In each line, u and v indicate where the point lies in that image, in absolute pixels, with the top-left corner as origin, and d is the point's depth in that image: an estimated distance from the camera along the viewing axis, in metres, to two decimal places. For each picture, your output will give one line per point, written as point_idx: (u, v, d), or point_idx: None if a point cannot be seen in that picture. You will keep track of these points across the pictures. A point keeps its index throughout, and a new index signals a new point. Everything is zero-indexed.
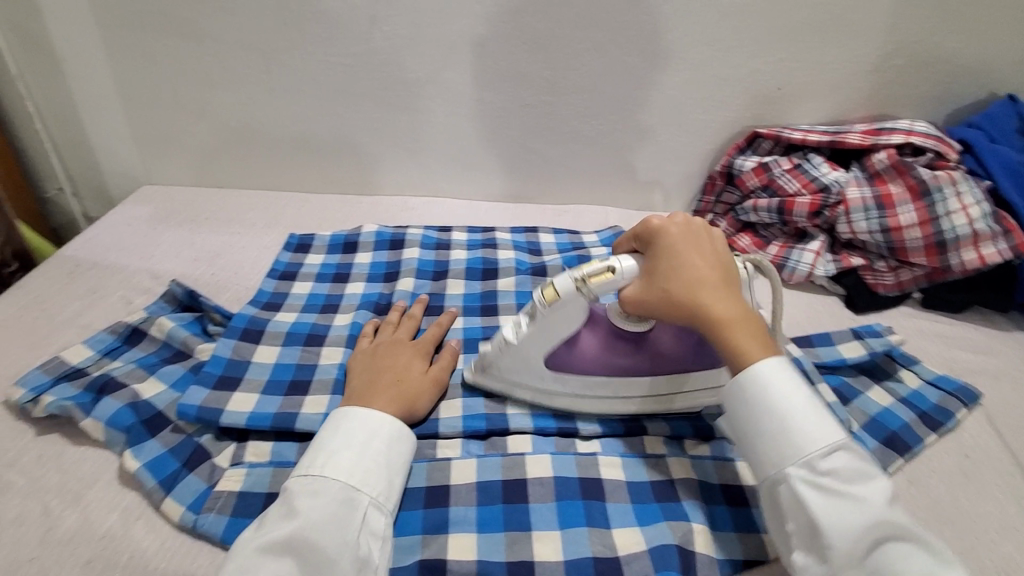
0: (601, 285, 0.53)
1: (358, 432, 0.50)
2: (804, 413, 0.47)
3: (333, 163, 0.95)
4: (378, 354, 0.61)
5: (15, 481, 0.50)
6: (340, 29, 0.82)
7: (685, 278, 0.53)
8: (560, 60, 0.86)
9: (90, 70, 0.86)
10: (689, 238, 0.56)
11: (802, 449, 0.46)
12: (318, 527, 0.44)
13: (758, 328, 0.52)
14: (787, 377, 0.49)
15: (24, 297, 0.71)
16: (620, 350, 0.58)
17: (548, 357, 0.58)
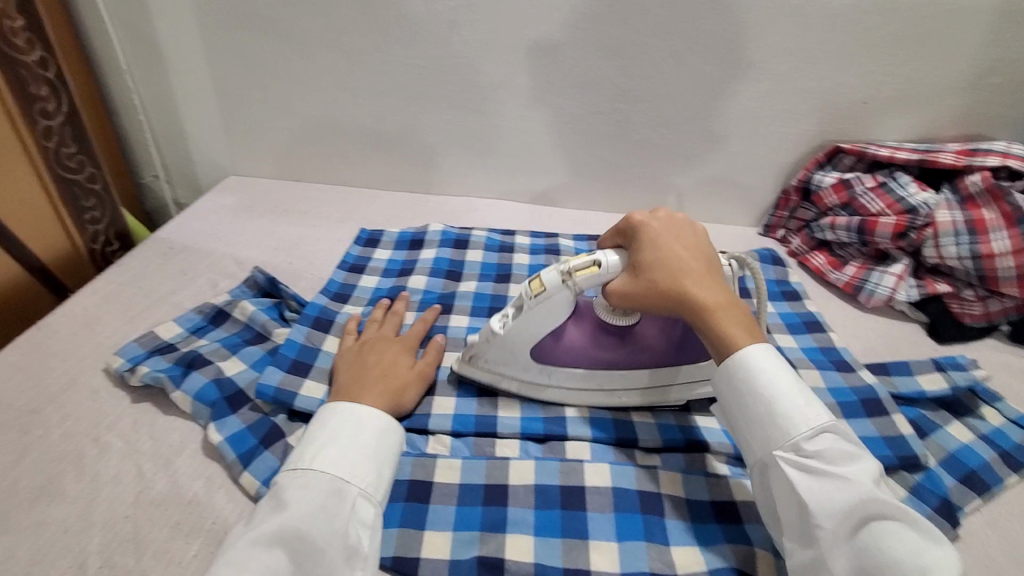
0: (587, 280, 0.55)
1: (347, 421, 0.50)
2: (791, 397, 0.48)
3: (404, 163, 0.98)
4: (365, 350, 0.62)
5: (114, 443, 0.55)
6: (421, 33, 0.85)
7: (670, 269, 0.54)
8: (636, 68, 0.85)
9: (190, 66, 0.92)
10: (669, 230, 0.56)
11: (788, 431, 0.47)
12: (304, 518, 0.43)
13: (742, 314, 0.53)
14: (773, 362, 0.50)
15: (124, 275, 0.77)
16: (606, 344, 0.59)
17: (536, 346, 0.59)
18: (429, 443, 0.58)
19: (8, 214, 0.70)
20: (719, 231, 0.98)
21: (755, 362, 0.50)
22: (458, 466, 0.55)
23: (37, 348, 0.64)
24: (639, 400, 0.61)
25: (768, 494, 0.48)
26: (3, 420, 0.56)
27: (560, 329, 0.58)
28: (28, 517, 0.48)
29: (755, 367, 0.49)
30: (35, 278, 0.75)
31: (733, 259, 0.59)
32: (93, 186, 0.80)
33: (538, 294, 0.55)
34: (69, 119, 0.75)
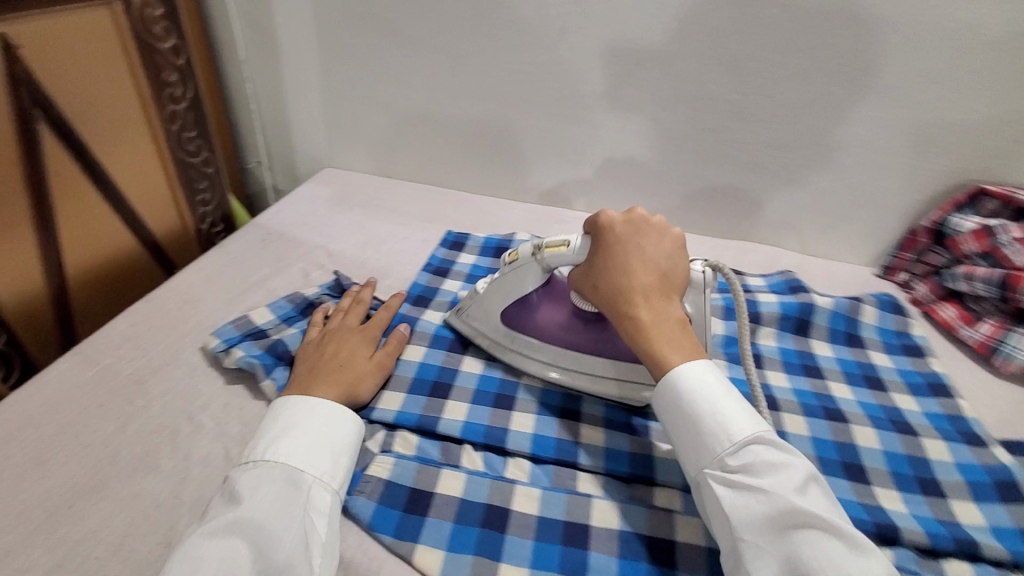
0: (554, 257, 0.58)
1: (302, 415, 0.51)
2: (716, 412, 0.48)
3: (496, 167, 0.97)
4: (326, 341, 0.62)
5: (205, 424, 0.56)
6: (529, 38, 0.83)
7: (616, 279, 0.55)
8: (754, 85, 0.79)
9: (301, 60, 0.95)
10: (633, 239, 0.56)
11: (712, 447, 0.47)
12: (259, 506, 0.44)
13: (683, 336, 0.53)
14: (704, 378, 0.50)
15: (227, 257, 0.80)
16: (572, 326, 0.62)
17: (506, 312, 0.64)
18: (508, 466, 0.55)
19: (131, 190, 0.74)
20: (829, 269, 0.91)
21: (683, 379, 0.50)
22: (537, 495, 0.52)
23: (145, 320, 0.67)
24: (605, 390, 0.62)
25: (704, 512, 0.48)
26: (111, 387, 0.59)
27: (534, 302, 0.63)
28: (125, 487, 0.50)
29: (684, 385, 0.50)
30: (147, 253, 0.79)
31: (707, 267, 0.57)
32: (206, 169, 0.84)
33: (513, 263, 0.61)
34: (192, 105, 0.79)
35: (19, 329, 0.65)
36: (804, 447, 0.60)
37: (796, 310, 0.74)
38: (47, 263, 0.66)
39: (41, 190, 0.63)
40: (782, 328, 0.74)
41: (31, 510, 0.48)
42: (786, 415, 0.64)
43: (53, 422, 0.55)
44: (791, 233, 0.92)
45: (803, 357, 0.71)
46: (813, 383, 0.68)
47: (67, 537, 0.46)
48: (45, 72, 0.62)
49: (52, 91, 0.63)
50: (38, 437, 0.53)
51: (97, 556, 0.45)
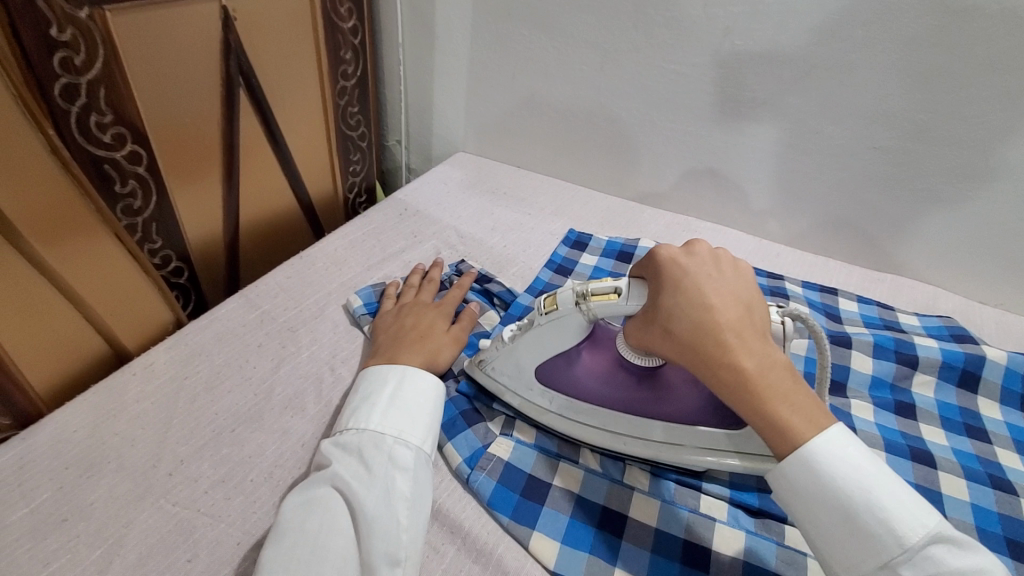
0: (602, 307, 0.48)
1: (379, 382, 0.53)
2: (873, 504, 0.39)
3: (632, 168, 0.96)
4: (403, 314, 0.64)
5: (344, 377, 0.60)
6: (691, 38, 0.80)
7: (697, 319, 0.43)
8: (946, 104, 0.70)
9: (455, 47, 0.99)
10: (701, 272, 0.46)
11: (881, 555, 0.38)
12: (345, 468, 0.46)
13: (795, 385, 0.42)
14: (850, 461, 0.40)
15: (367, 227, 0.85)
16: (620, 383, 0.52)
17: (541, 369, 0.53)
18: (628, 473, 0.54)
19: (298, 156, 0.82)
20: (1001, 319, 0.81)
21: (831, 466, 0.40)
22: (656, 506, 0.51)
23: (298, 275, 0.74)
24: (659, 455, 0.53)
25: None
26: (269, 329, 0.65)
27: (573, 355, 0.53)
28: (276, 421, 0.55)
29: (831, 472, 0.40)
30: (302, 213, 0.86)
31: (787, 316, 0.47)
32: (361, 143, 0.93)
33: (549, 313, 0.50)
34: (359, 82, 0.87)
35: (198, 268, 0.73)
36: (961, 513, 0.55)
37: (963, 361, 0.66)
38: (226, 213, 0.74)
39: (232, 149, 0.71)
40: (943, 378, 0.66)
41: (202, 427, 0.54)
42: (942, 474, 0.57)
43: (221, 353, 0.61)
44: (960, 273, 0.82)
45: (966, 415, 0.64)
46: (977, 446, 0.61)
47: (229, 456, 0.52)
48: (251, 44, 0.69)
49: (254, 62, 0.70)
50: (209, 364, 0.60)
51: (252, 479, 0.50)
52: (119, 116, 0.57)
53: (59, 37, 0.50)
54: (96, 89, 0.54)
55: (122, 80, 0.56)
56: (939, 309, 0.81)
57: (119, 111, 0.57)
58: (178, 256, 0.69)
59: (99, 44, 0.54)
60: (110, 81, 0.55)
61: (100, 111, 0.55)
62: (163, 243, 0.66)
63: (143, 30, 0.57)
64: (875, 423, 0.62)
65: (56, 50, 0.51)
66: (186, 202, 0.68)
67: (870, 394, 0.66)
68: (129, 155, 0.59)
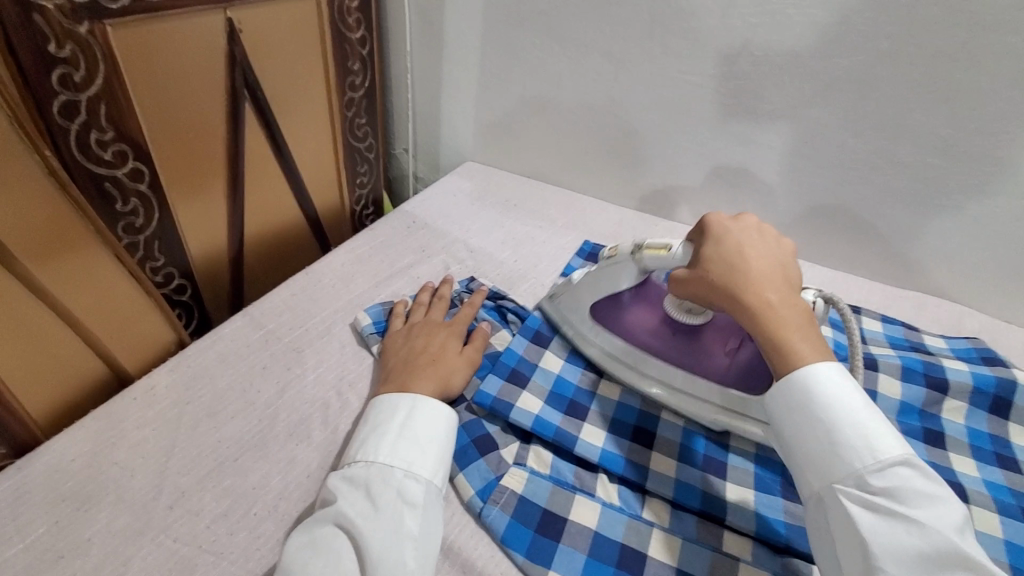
0: (653, 259, 0.55)
1: (389, 410, 0.51)
2: (854, 420, 0.44)
3: (645, 180, 0.94)
4: (414, 334, 0.62)
5: (352, 402, 0.58)
6: (708, 48, 0.77)
7: (733, 263, 0.51)
8: (975, 118, 0.68)
9: (464, 55, 0.97)
10: (747, 233, 0.53)
11: (851, 463, 0.42)
12: (350, 505, 0.44)
13: (806, 324, 0.48)
14: (842, 384, 0.45)
15: (375, 240, 0.83)
16: (659, 332, 0.60)
17: (596, 305, 0.62)
18: (647, 506, 0.52)
19: (306, 170, 0.80)
20: None
21: (821, 383, 0.45)
22: (677, 543, 0.48)
23: (304, 291, 0.72)
24: (682, 405, 0.59)
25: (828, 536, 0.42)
26: (274, 350, 0.63)
27: (626, 302, 0.61)
28: (281, 450, 0.53)
29: (823, 388, 0.45)
30: (308, 226, 0.85)
31: (820, 298, 0.54)
32: (368, 154, 0.91)
33: (609, 257, 0.58)
34: (367, 93, 0.85)
35: (202, 284, 0.71)
36: (994, 551, 0.52)
37: (994, 386, 0.63)
38: (231, 228, 0.72)
39: (238, 163, 0.69)
40: (974, 404, 0.63)
41: (205, 456, 0.52)
42: (974, 508, 0.55)
43: (225, 376, 0.60)
44: (986, 290, 0.79)
45: (997, 444, 0.61)
46: (1009, 477, 0.58)
47: (232, 489, 0.50)
48: (257, 56, 0.67)
49: (259, 73, 0.68)
50: (212, 387, 0.58)
51: (256, 513, 0.48)
52: (121, 133, 0.55)
53: (57, 53, 0.49)
54: (96, 106, 0.53)
55: (123, 96, 0.55)
56: (965, 329, 0.78)
57: (121, 128, 0.55)
58: (181, 274, 0.67)
59: (100, 59, 0.52)
60: (111, 97, 0.54)
61: (101, 128, 0.54)
62: (166, 261, 0.65)
63: (145, 43, 0.55)
64: None
65: (54, 67, 0.49)
66: (191, 218, 0.66)
67: (898, 420, 0.63)
68: (131, 172, 0.57)
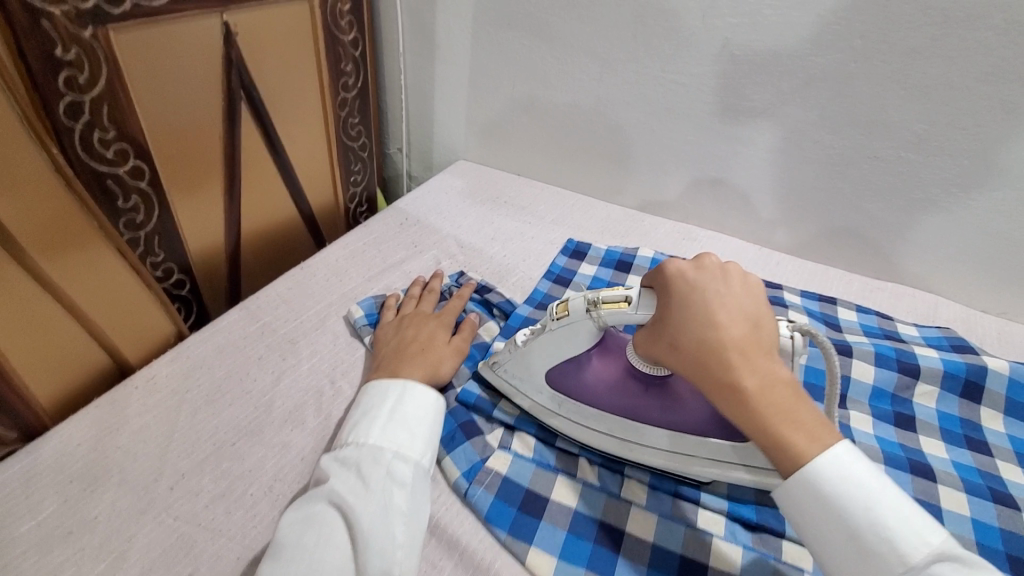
0: (612, 315, 0.49)
1: (380, 396, 0.53)
2: (871, 514, 0.38)
3: (631, 177, 0.96)
4: (404, 325, 0.65)
5: (344, 390, 0.61)
6: (690, 48, 0.80)
7: (703, 334, 0.43)
8: (945, 113, 0.70)
9: (455, 56, 0.99)
10: (711, 286, 0.45)
11: (880, 572, 0.37)
12: (342, 484, 0.47)
13: (797, 406, 0.41)
14: (852, 472, 0.39)
15: (368, 237, 0.86)
16: (628, 389, 0.53)
17: (551, 373, 0.55)
18: (626, 488, 0.54)
19: (301, 169, 0.83)
20: (1003, 328, 0.80)
21: (829, 477, 0.39)
22: (653, 520, 0.51)
23: (299, 286, 0.74)
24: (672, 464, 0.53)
25: None
26: (269, 342, 0.65)
27: (584, 362, 0.54)
28: (276, 435, 0.56)
29: (832, 486, 0.39)
30: (303, 224, 0.87)
31: (797, 331, 0.46)
32: (362, 153, 0.93)
33: (561, 317, 0.51)
34: (360, 93, 0.88)
35: (200, 279, 0.73)
36: (961, 528, 0.54)
37: (965, 371, 0.65)
38: (228, 225, 0.74)
39: (234, 162, 0.72)
40: (946, 388, 0.66)
41: (203, 440, 0.55)
42: (943, 488, 0.57)
43: (222, 367, 0.62)
44: (962, 281, 0.82)
45: (967, 427, 0.63)
46: (979, 459, 0.61)
47: (229, 471, 0.52)
48: (253, 58, 0.70)
49: (255, 74, 0.71)
50: (210, 377, 0.61)
51: (252, 493, 0.51)
52: (122, 133, 0.58)
53: (63, 57, 0.51)
54: (99, 107, 0.55)
55: (124, 98, 0.57)
56: (940, 319, 0.81)
57: (122, 128, 0.58)
58: (180, 269, 0.70)
59: (103, 62, 0.54)
60: (114, 98, 0.56)
61: (103, 127, 0.56)
62: (165, 256, 0.67)
63: (145, 47, 0.58)
64: (874, 435, 0.62)
65: (61, 69, 0.51)
66: (188, 214, 0.68)
67: (870, 404, 0.65)
68: (132, 170, 0.60)
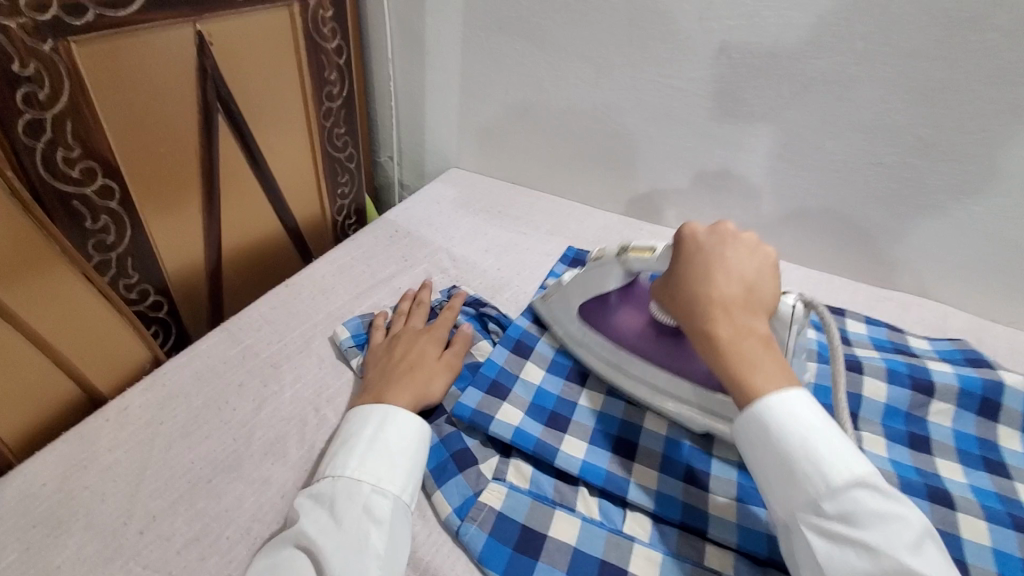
0: (637, 262, 0.55)
1: (361, 423, 0.50)
2: (806, 443, 0.41)
3: (628, 184, 0.93)
4: (393, 343, 0.62)
5: (329, 418, 0.58)
6: (685, 51, 0.77)
7: (694, 287, 0.48)
8: (954, 118, 0.67)
9: (444, 61, 0.96)
10: (717, 250, 0.50)
11: (806, 490, 0.41)
12: (313, 523, 0.44)
13: (768, 357, 0.45)
14: (796, 406, 0.42)
15: (357, 251, 0.83)
16: (645, 334, 0.60)
17: (585, 308, 0.63)
18: (626, 520, 0.51)
19: (284, 181, 0.80)
20: (1018, 339, 0.77)
21: (773, 406, 0.43)
22: (657, 560, 0.48)
23: (283, 305, 0.71)
24: (670, 407, 0.58)
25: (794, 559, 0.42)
26: (250, 367, 0.62)
27: (615, 305, 0.62)
28: (255, 470, 0.52)
29: (773, 415, 0.42)
30: (288, 238, 0.84)
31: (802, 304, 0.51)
32: (349, 164, 0.90)
33: (596, 259, 0.58)
34: (345, 102, 0.85)
35: (179, 300, 0.70)
36: (982, 560, 0.51)
37: (981, 388, 0.62)
38: (208, 244, 0.71)
39: (212, 177, 0.68)
40: (961, 406, 0.63)
41: (178, 477, 0.51)
42: (962, 516, 0.54)
43: (199, 395, 0.58)
44: (973, 290, 0.79)
45: (984, 447, 0.60)
46: (998, 483, 0.58)
47: (204, 511, 0.49)
48: (229, 69, 0.67)
49: (232, 86, 0.68)
50: (186, 407, 0.57)
51: (228, 536, 0.47)
52: (89, 151, 0.55)
53: (21, 72, 0.48)
54: (62, 125, 0.52)
55: (90, 114, 0.54)
56: (951, 330, 0.78)
57: (89, 145, 0.55)
58: (156, 290, 0.66)
59: (65, 77, 0.51)
60: (78, 115, 0.53)
61: (67, 146, 0.53)
62: (139, 278, 0.64)
63: (112, 60, 0.54)
64: (888, 458, 0.59)
65: (18, 86, 0.48)
66: (165, 234, 0.65)
67: (883, 424, 0.63)
68: (100, 190, 0.57)
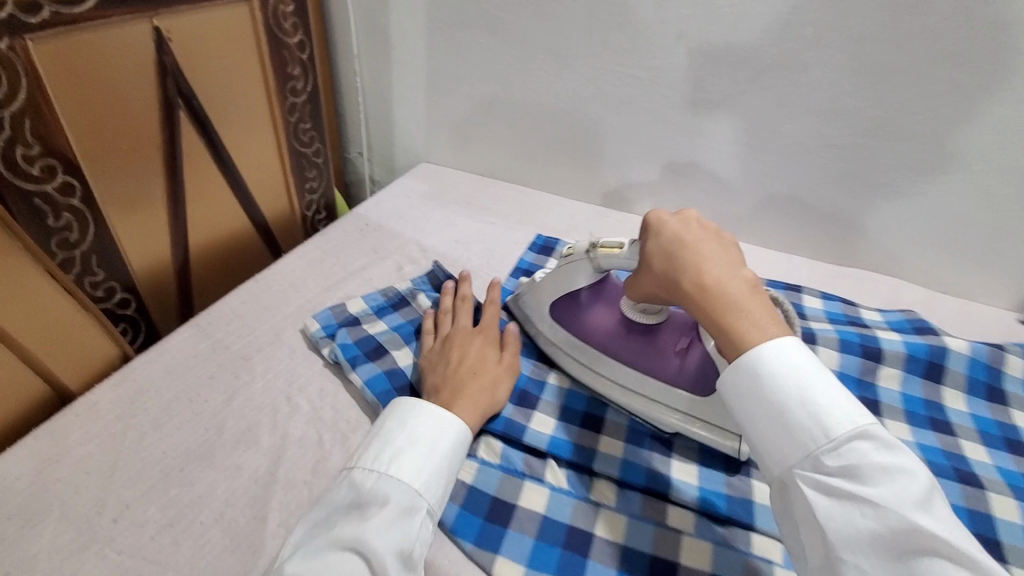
0: (606, 258, 0.56)
1: (433, 428, 0.49)
2: (807, 401, 0.42)
3: (594, 173, 0.95)
4: (448, 347, 0.60)
5: (301, 406, 0.58)
6: (642, 40, 0.79)
7: (675, 253, 0.50)
8: (896, 99, 0.71)
9: (411, 57, 0.97)
10: (684, 223, 0.52)
11: (805, 445, 0.41)
12: (378, 530, 0.42)
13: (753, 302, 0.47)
14: (792, 360, 0.44)
15: (327, 246, 0.83)
16: (615, 333, 0.60)
17: (556, 306, 0.63)
18: (593, 488, 0.53)
19: (251, 178, 0.80)
20: (964, 308, 0.82)
21: (767, 359, 0.44)
22: (623, 522, 0.50)
23: (253, 300, 0.71)
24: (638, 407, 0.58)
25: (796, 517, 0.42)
26: (221, 359, 0.63)
27: (586, 302, 0.62)
28: (228, 458, 0.53)
29: (772, 366, 0.43)
30: (257, 234, 0.84)
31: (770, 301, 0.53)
32: (316, 160, 0.90)
33: (568, 255, 0.59)
34: (310, 98, 0.85)
35: (148, 299, 0.70)
36: None
37: (927, 352, 0.66)
38: (174, 242, 0.71)
39: (176, 177, 0.69)
40: (908, 370, 0.66)
41: (150, 467, 0.52)
42: None
43: (170, 389, 0.59)
44: (921, 264, 0.83)
45: (931, 408, 0.64)
46: (942, 439, 0.61)
47: (177, 498, 0.50)
48: (190, 64, 0.67)
49: (194, 83, 0.68)
50: (158, 401, 0.57)
51: (202, 522, 0.48)
52: (49, 149, 0.55)
53: None
54: (21, 122, 0.52)
55: (49, 112, 0.54)
56: (902, 302, 0.82)
57: (49, 143, 0.55)
58: (124, 287, 0.66)
59: (23, 75, 0.51)
60: (37, 113, 0.53)
61: (26, 143, 0.53)
62: (105, 276, 0.64)
63: (71, 58, 0.55)
64: None
65: None
66: (130, 232, 0.65)
67: None
68: (61, 187, 0.57)
